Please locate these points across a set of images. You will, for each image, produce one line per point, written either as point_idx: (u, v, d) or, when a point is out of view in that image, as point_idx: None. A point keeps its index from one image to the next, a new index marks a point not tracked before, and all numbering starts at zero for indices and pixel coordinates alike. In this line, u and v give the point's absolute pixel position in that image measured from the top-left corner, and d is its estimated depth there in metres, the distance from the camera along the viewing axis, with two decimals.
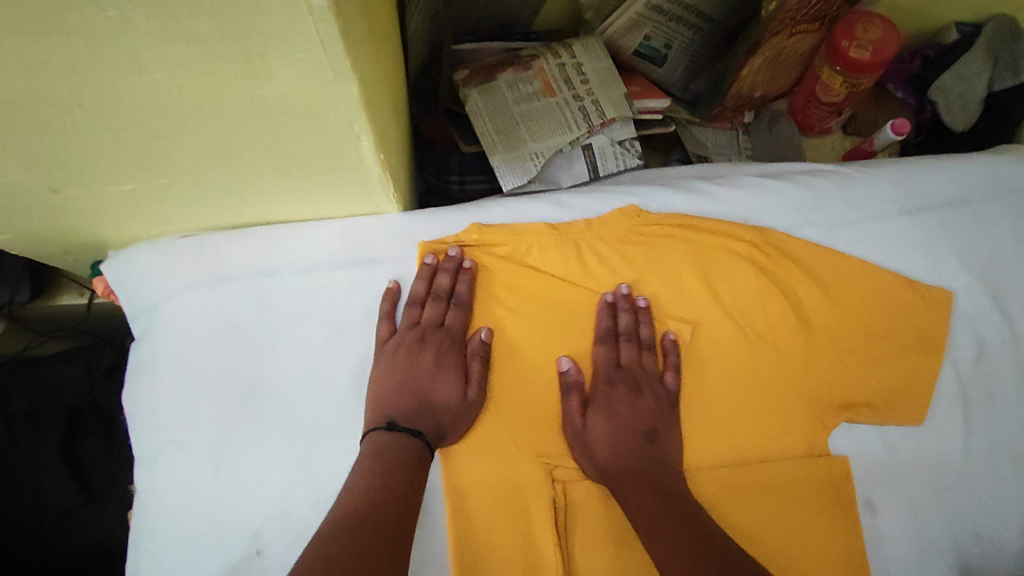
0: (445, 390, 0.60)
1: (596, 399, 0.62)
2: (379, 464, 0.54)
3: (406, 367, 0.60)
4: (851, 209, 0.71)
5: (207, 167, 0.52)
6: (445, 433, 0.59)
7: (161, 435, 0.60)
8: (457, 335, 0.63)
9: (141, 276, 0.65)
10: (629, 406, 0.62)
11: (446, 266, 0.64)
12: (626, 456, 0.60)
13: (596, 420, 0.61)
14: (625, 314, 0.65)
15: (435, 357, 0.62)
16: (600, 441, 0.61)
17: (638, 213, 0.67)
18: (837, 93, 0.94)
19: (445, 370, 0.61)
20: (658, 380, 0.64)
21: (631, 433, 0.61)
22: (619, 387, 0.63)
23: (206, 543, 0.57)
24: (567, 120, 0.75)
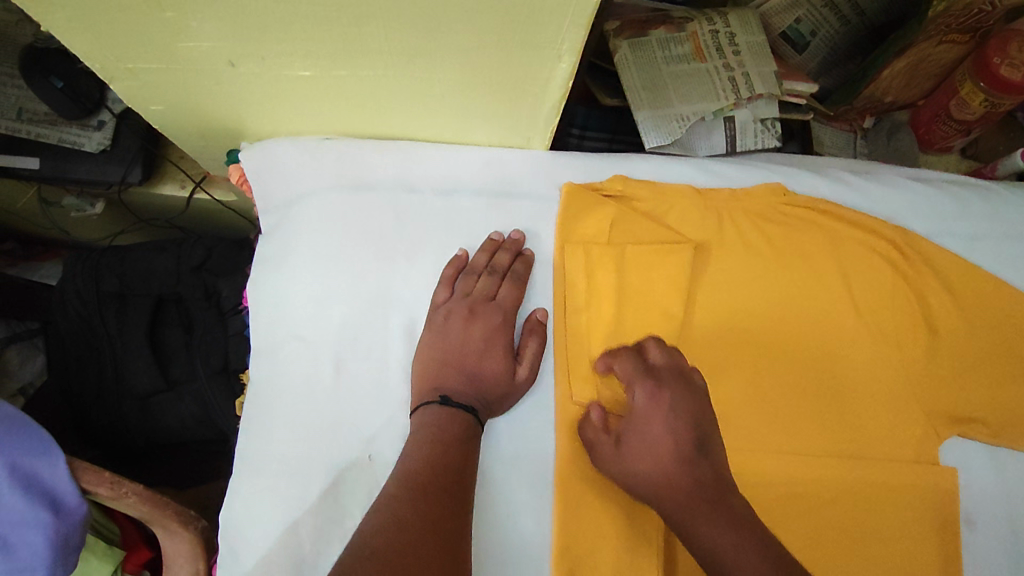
0: (491, 366, 0.58)
1: (638, 415, 0.55)
2: (448, 426, 0.54)
3: (458, 339, 0.59)
4: (995, 225, 0.69)
5: (393, 65, 0.51)
6: (494, 407, 0.58)
7: (285, 329, 0.61)
8: (507, 312, 0.61)
9: (281, 171, 0.65)
10: (671, 415, 0.54)
11: (508, 246, 0.62)
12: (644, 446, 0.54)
13: (648, 434, 0.54)
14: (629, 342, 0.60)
15: (484, 331, 0.60)
16: (644, 466, 0.53)
17: (785, 192, 0.67)
18: (972, 111, 0.91)
19: (495, 345, 0.59)
20: (688, 379, 0.56)
21: (680, 447, 0.53)
22: (649, 401, 0.55)
23: (321, 441, 0.58)
24: (715, 86, 0.73)
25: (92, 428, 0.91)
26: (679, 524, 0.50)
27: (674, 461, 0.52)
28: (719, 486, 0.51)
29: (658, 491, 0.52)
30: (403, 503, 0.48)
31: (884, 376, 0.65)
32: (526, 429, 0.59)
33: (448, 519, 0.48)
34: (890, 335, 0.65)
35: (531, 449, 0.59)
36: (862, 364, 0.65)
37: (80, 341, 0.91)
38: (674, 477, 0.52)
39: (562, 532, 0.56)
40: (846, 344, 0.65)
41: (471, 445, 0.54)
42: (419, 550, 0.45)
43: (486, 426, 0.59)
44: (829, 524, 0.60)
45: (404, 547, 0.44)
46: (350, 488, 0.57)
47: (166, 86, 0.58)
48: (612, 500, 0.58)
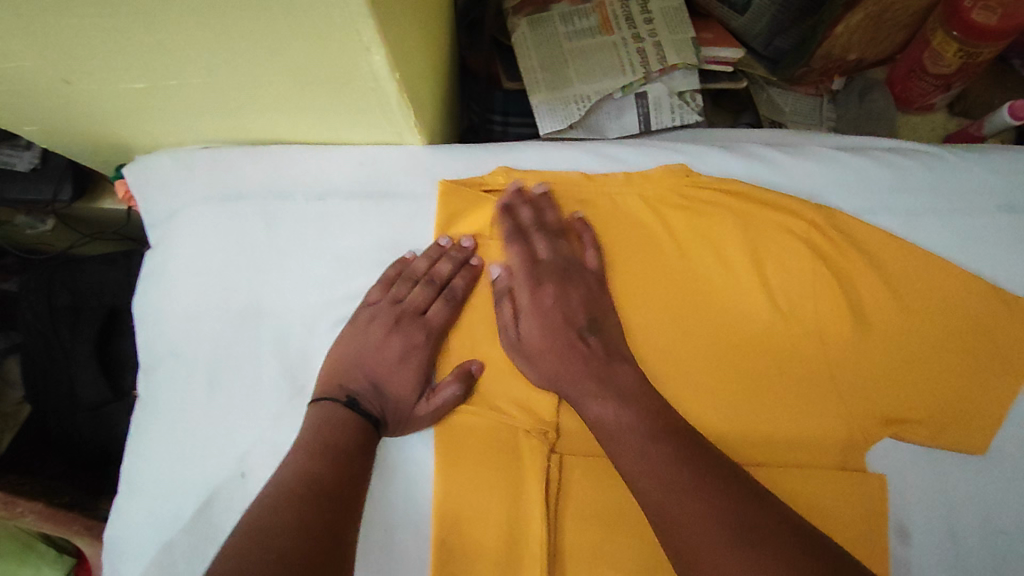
0: (401, 383, 0.56)
1: (524, 310, 0.57)
2: (329, 439, 0.52)
3: (374, 349, 0.57)
4: (938, 198, 0.60)
5: (212, 70, 0.49)
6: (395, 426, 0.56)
7: (164, 345, 0.61)
8: (434, 332, 0.58)
9: (161, 184, 0.63)
10: (556, 301, 0.57)
11: (428, 251, 0.59)
12: (567, 355, 0.56)
13: (540, 337, 0.56)
14: (526, 209, 0.59)
15: (404, 347, 0.57)
16: (534, 330, 0.56)
17: (687, 172, 0.60)
18: (948, 63, 0.80)
19: (410, 363, 0.57)
20: (582, 265, 0.59)
21: (566, 331, 0.56)
22: (538, 294, 0.58)
23: (195, 457, 0.58)
24: (621, 62, 0.67)
25: (50, 438, 0.93)
26: (571, 399, 0.54)
27: (554, 336, 0.56)
28: (611, 352, 0.55)
29: (555, 379, 0.55)
30: (275, 516, 0.45)
31: (803, 375, 0.57)
32: (403, 442, 0.57)
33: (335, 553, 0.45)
34: (811, 329, 0.57)
35: (408, 461, 0.57)
36: (779, 361, 0.57)
37: (38, 352, 0.92)
38: (562, 359, 0.56)
39: (439, 543, 0.54)
40: (764, 344, 0.58)
41: (359, 451, 0.53)
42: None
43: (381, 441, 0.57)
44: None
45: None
46: (222, 506, 0.56)
47: (24, 109, 0.57)
48: (486, 513, 0.55)
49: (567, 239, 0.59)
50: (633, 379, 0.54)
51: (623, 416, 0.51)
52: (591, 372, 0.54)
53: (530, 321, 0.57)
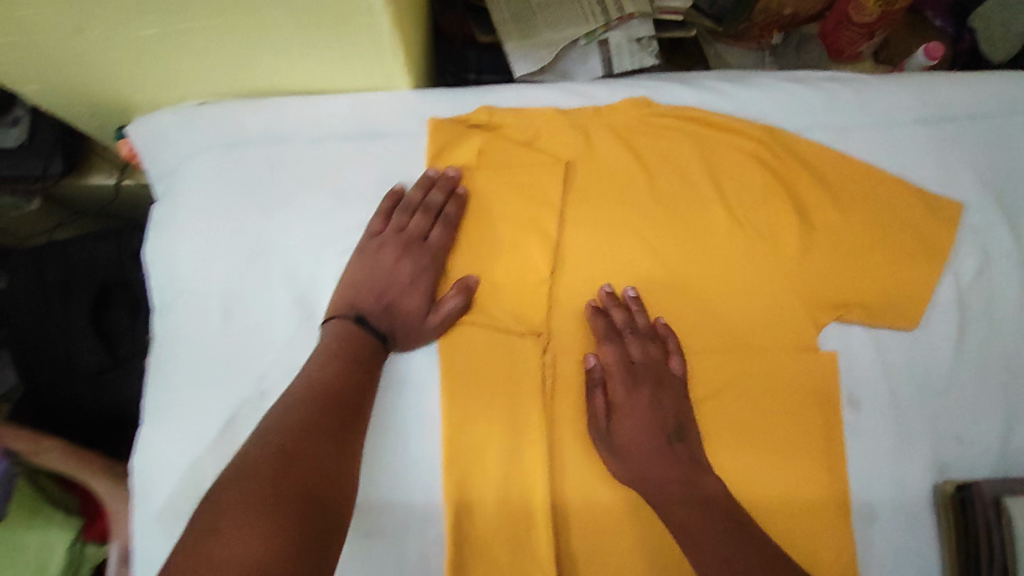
0: (409, 298, 0.61)
1: (619, 411, 0.61)
2: (336, 368, 0.56)
3: (383, 270, 0.62)
4: (866, 114, 0.69)
5: (218, 13, 0.54)
6: (406, 339, 0.61)
7: (177, 285, 0.65)
8: (436, 254, 0.63)
9: (166, 138, 0.68)
10: (650, 404, 0.61)
11: (423, 182, 0.64)
12: (654, 460, 0.59)
13: (627, 433, 0.60)
14: (617, 312, 0.63)
15: (412, 268, 0.62)
16: (629, 428, 0.60)
17: (648, 104, 0.68)
18: (869, 13, 0.89)
19: (418, 283, 0.62)
20: (664, 365, 0.62)
21: (659, 434, 0.60)
22: (634, 398, 0.61)
23: (214, 383, 0.62)
24: (583, 12, 0.73)
25: (47, 412, 0.94)
26: (658, 510, 0.58)
27: (655, 432, 0.60)
28: (694, 467, 0.59)
29: (642, 476, 0.59)
30: (289, 417, 0.52)
31: (761, 272, 0.65)
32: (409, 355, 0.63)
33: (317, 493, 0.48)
34: (765, 233, 0.65)
35: (415, 371, 0.62)
36: (740, 265, 0.65)
37: (30, 329, 0.93)
38: (653, 459, 0.59)
39: (448, 439, 0.60)
40: (724, 248, 0.65)
41: (371, 357, 0.59)
42: (282, 534, 0.44)
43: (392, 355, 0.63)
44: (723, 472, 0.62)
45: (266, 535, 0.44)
46: (245, 424, 0.61)
47: (31, 64, 0.60)
48: (488, 410, 0.61)
49: (655, 342, 0.63)
50: (712, 491, 0.58)
51: (715, 526, 0.56)
52: (678, 467, 0.59)
53: (630, 427, 0.60)
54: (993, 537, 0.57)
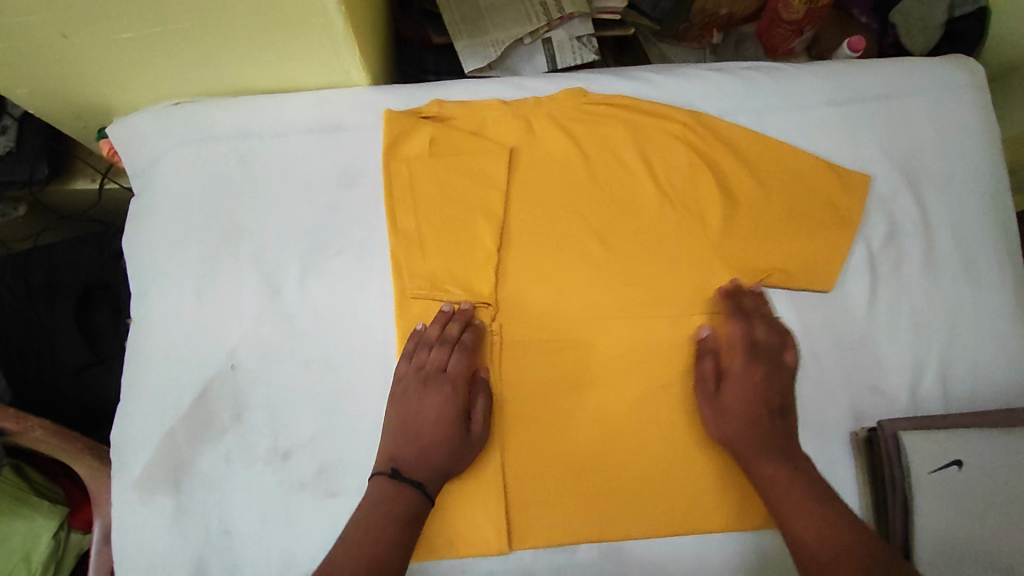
0: (440, 428, 0.64)
1: (731, 377, 0.68)
2: (434, 451, 0.64)
3: (414, 413, 0.65)
4: (782, 100, 0.76)
5: (188, 19, 0.60)
6: (449, 471, 0.64)
7: (154, 270, 0.70)
8: (457, 380, 0.66)
9: (143, 136, 0.73)
10: (764, 377, 0.67)
11: (439, 317, 0.67)
12: (749, 426, 0.65)
13: (733, 399, 0.66)
14: (748, 297, 0.70)
15: (437, 404, 0.65)
16: (741, 393, 0.67)
17: (583, 94, 0.74)
18: (797, 10, 0.97)
19: (446, 400, 0.65)
20: (779, 357, 0.68)
21: (766, 408, 0.66)
22: (751, 369, 0.68)
23: (190, 359, 0.68)
24: (527, 13, 0.80)
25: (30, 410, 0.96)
26: (742, 458, 0.64)
27: (750, 418, 0.65)
28: (782, 433, 0.65)
29: (731, 442, 0.65)
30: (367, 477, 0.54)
31: (690, 243, 0.71)
32: (366, 329, 0.69)
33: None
34: (692, 208, 0.72)
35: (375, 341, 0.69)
36: (672, 238, 0.71)
37: (12, 330, 0.96)
38: (750, 423, 0.65)
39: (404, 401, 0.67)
40: (655, 223, 0.72)
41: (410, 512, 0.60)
42: None
43: (355, 327, 0.69)
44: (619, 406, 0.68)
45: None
46: (218, 394, 0.67)
47: (18, 68, 0.66)
48: None
49: (762, 323, 0.69)
50: (785, 441, 0.65)
51: (780, 471, 0.62)
52: (762, 443, 0.64)
53: (741, 386, 0.67)
54: (894, 469, 0.63)
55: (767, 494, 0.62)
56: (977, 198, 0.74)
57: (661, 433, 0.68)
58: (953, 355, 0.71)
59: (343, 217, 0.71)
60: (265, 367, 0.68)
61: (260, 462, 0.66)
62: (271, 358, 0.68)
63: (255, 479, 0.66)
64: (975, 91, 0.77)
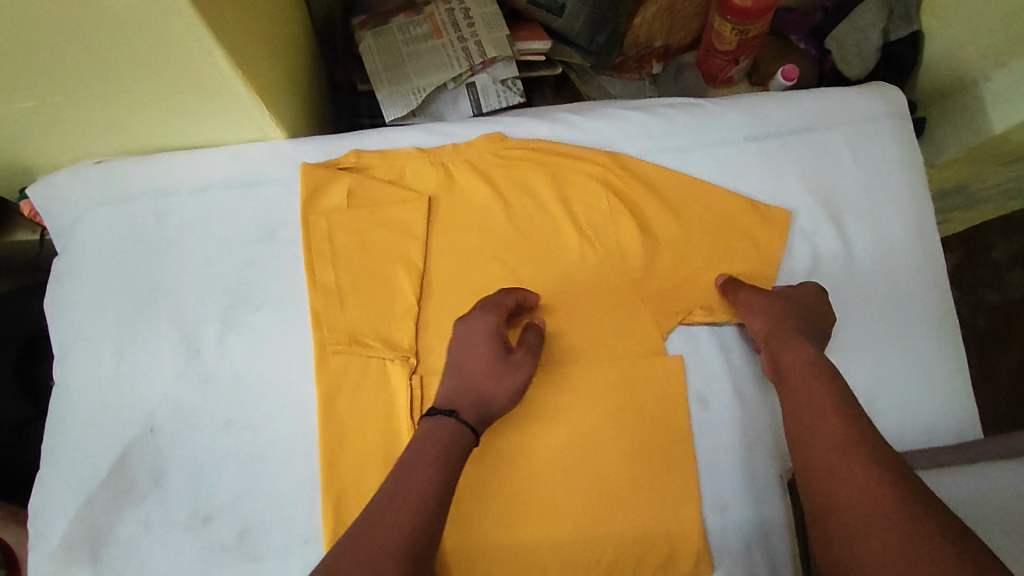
0: (484, 355, 0.62)
1: (768, 296, 0.68)
2: (485, 380, 0.61)
3: (460, 344, 0.63)
4: (702, 136, 0.76)
5: (88, 88, 0.60)
6: (491, 404, 0.60)
7: (71, 333, 0.69)
8: (500, 309, 0.65)
9: (59, 197, 0.71)
10: (811, 305, 0.68)
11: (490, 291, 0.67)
12: (784, 327, 0.65)
13: (758, 314, 0.67)
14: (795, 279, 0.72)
15: (481, 331, 0.63)
16: (781, 310, 0.67)
17: (501, 138, 0.74)
18: (728, 40, 0.97)
19: (489, 330, 0.63)
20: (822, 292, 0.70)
21: (804, 321, 0.66)
22: (784, 296, 0.68)
23: (107, 424, 0.67)
24: (449, 59, 0.81)
25: None
26: (773, 345, 0.64)
27: (779, 326, 0.65)
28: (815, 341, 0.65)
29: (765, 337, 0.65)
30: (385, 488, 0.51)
31: (613, 284, 0.71)
32: (287, 386, 0.68)
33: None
34: (614, 248, 0.72)
35: (296, 398, 0.68)
36: (594, 281, 0.71)
37: None
38: (780, 327, 0.65)
39: (326, 457, 0.66)
40: (575, 266, 0.72)
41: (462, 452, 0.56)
42: None
43: (276, 384, 0.68)
44: (540, 454, 0.67)
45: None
46: (136, 459, 0.66)
47: None
48: (364, 432, 0.66)
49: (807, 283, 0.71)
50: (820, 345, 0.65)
51: (808, 355, 0.61)
52: (800, 340, 0.63)
53: (773, 299, 0.68)
54: None
55: (789, 375, 0.60)
56: (897, 228, 0.75)
57: (586, 480, 0.67)
58: (879, 388, 0.71)
59: (263, 273, 0.70)
60: (184, 429, 0.67)
61: (179, 527, 0.65)
62: (189, 419, 0.67)
63: (175, 545, 0.64)
64: (894, 120, 0.78)
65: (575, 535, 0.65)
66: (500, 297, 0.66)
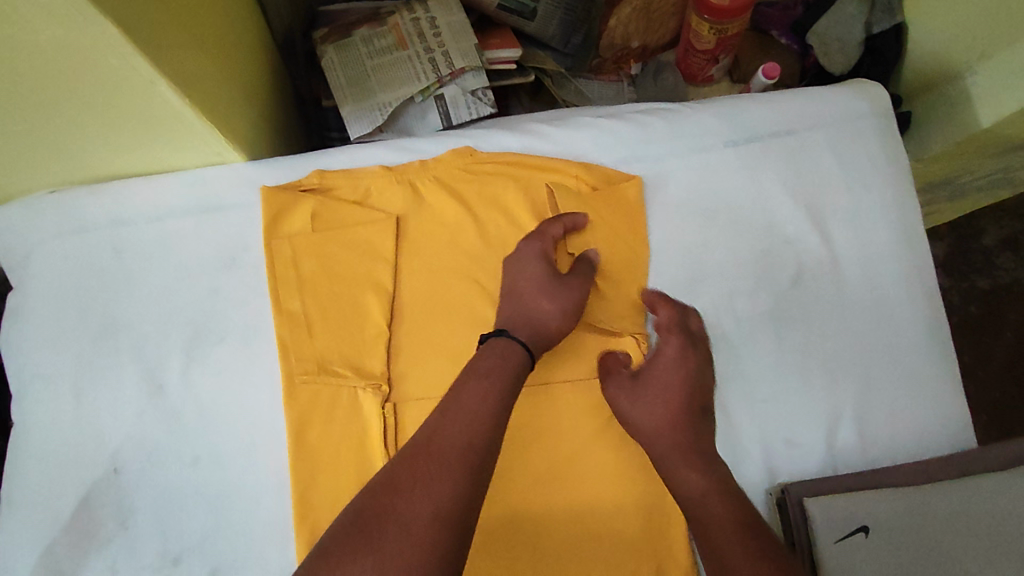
0: (532, 278, 0.64)
1: (648, 378, 0.63)
2: (534, 300, 0.63)
3: (516, 264, 0.65)
4: (679, 143, 0.74)
5: (26, 121, 0.57)
6: (539, 323, 0.62)
7: (29, 372, 0.66)
8: (547, 236, 0.67)
9: (9, 230, 0.68)
10: (679, 377, 0.63)
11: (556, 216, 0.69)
12: (671, 432, 0.59)
13: (640, 413, 0.61)
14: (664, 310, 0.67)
15: (530, 257, 0.65)
16: (654, 412, 0.61)
17: (471, 152, 0.71)
18: (707, 40, 0.95)
19: (537, 260, 0.65)
20: (685, 348, 0.64)
21: (682, 408, 0.61)
22: (663, 351, 0.64)
23: (67, 468, 0.64)
24: (416, 71, 0.78)
25: None
26: (666, 470, 0.58)
27: (676, 424, 0.60)
28: (654, 434, 0.60)
29: (652, 446, 0.60)
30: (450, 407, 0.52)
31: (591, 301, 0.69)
32: (255, 418, 0.66)
33: (486, 486, 0.49)
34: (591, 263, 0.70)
35: (265, 431, 0.65)
36: None
37: None
38: (664, 426, 0.60)
39: (297, 494, 0.63)
40: None
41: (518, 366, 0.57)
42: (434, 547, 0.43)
43: (243, 418, 0.66)
44: (530, 486, 0.65)
45: (456, 535, 0.44)
46: (99, 502, 0.63)
47: None
48: (337, 468, 0.64)
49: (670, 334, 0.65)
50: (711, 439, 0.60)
51: (704, 481, 0.56)
52: (691, 464, 0.57)
53: (658, 381, 0.62)
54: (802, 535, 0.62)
55: (687, 502, 0.56)
56: (883, 231, 0.73)
57: (567, 506, 0.65)
58: (869, 398, 0.69)
59: (227, 301, 0.68)
60: (149, 468, 0.64)
61: (147, 570, 0.62)
62: (154, 458, 0.64)
63: None
64: (877, 118, 0.76)
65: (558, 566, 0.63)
66: (549, 226, 0.67)
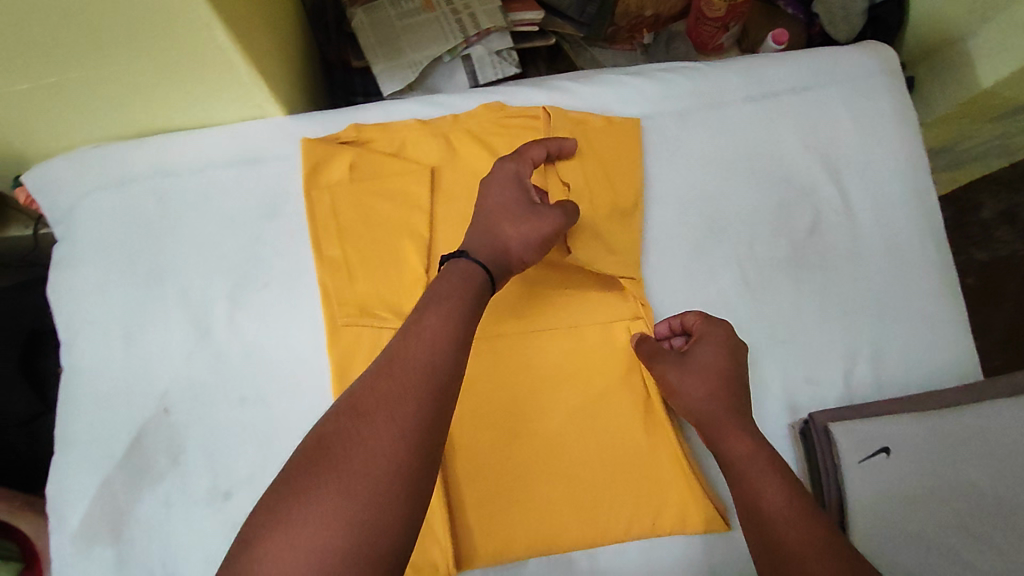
0: (503, 199, 0.63)
1: (688, 360, 0.65)
2: (508, 221, 0.61)
3: (492, 186, 0.64)
4: (699, 98, 0.77)
5: (83, 68, 0.59)
6: (503, 243, 0.60)
7: (79, 317, 0.69)
8: (523, 163, 0.66)
9: (56, 181, 0.71)
10: (714, 361, 0.64)
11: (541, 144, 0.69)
12: (714, 405, 0.62)
13: (683, 386, 0.64)
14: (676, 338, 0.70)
15: (502, 179, 0.64)
16: (698, 389, 0.64)
17: (501, 106, 0.74)
18: (718, 7, 0.98)
19: (516, 184, 0.64)
20: (721, 339, 0.66)
21: (727, 386, 0.64)
22: (698, 353, 0.65)
23: (119, 407, 0.66)
24: (444, 31, 0.81)
25: None
26: (711, 433, 0.62)
27: (718, 396, 0.63)
28: (711, 415, 0.62)
29: (695, 413, 0.63)
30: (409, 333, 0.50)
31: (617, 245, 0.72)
32: (299, 360, 0.68)
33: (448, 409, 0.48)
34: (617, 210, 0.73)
35: (309, 373, 0.68)
36: None
37: None
38: (710, 399, 0.63)
39: None
40: None
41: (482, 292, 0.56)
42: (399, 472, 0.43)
43: (288, 359, 0.68)
44: (555, 425, 0.68)
45: (413, 455, 0.44)
46: (151, 439, 0.66)
47: None
48: None
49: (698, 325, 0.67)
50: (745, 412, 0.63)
51: (750, 446, 0.60)
52: (743, 430, 0.61)
53: (702, 360, 0.65)
54: (826, 458, 0.66)
55: (736, 475, 0.59)
56: (894, 182, 0.77)
57: (590, 444, 0.68)
58: (883, 339, 0.72)
59: (270, 249, 0.70)
60: (198, 408, 0.67)
61: (200, 503, 0.64)
62: (202, 398, 0.67)
63: (196, 522, 0.64)
64: (886, 75, 0.79)
65: (579, 495, 0.66)
66: (530, 149, 0.68)
